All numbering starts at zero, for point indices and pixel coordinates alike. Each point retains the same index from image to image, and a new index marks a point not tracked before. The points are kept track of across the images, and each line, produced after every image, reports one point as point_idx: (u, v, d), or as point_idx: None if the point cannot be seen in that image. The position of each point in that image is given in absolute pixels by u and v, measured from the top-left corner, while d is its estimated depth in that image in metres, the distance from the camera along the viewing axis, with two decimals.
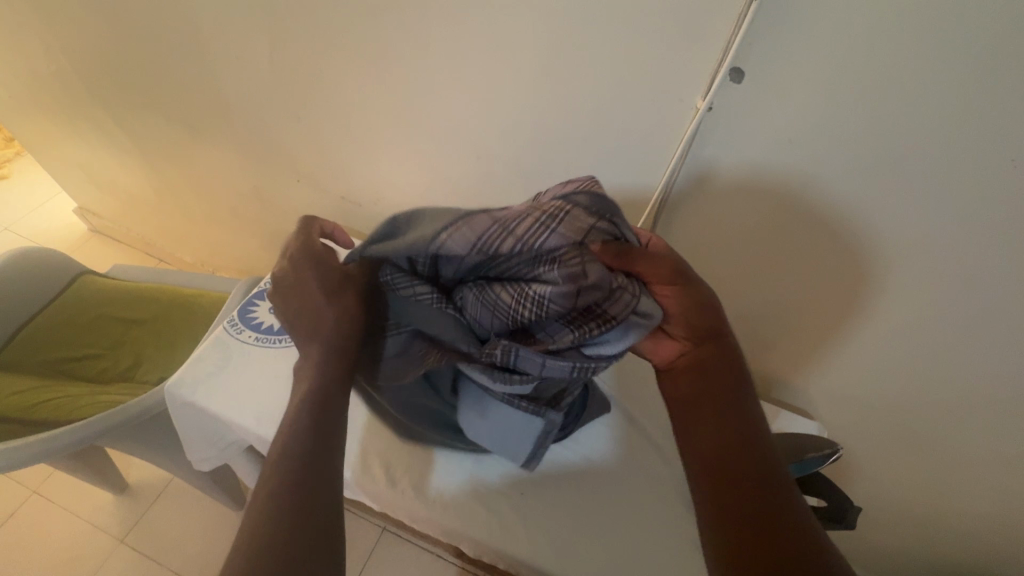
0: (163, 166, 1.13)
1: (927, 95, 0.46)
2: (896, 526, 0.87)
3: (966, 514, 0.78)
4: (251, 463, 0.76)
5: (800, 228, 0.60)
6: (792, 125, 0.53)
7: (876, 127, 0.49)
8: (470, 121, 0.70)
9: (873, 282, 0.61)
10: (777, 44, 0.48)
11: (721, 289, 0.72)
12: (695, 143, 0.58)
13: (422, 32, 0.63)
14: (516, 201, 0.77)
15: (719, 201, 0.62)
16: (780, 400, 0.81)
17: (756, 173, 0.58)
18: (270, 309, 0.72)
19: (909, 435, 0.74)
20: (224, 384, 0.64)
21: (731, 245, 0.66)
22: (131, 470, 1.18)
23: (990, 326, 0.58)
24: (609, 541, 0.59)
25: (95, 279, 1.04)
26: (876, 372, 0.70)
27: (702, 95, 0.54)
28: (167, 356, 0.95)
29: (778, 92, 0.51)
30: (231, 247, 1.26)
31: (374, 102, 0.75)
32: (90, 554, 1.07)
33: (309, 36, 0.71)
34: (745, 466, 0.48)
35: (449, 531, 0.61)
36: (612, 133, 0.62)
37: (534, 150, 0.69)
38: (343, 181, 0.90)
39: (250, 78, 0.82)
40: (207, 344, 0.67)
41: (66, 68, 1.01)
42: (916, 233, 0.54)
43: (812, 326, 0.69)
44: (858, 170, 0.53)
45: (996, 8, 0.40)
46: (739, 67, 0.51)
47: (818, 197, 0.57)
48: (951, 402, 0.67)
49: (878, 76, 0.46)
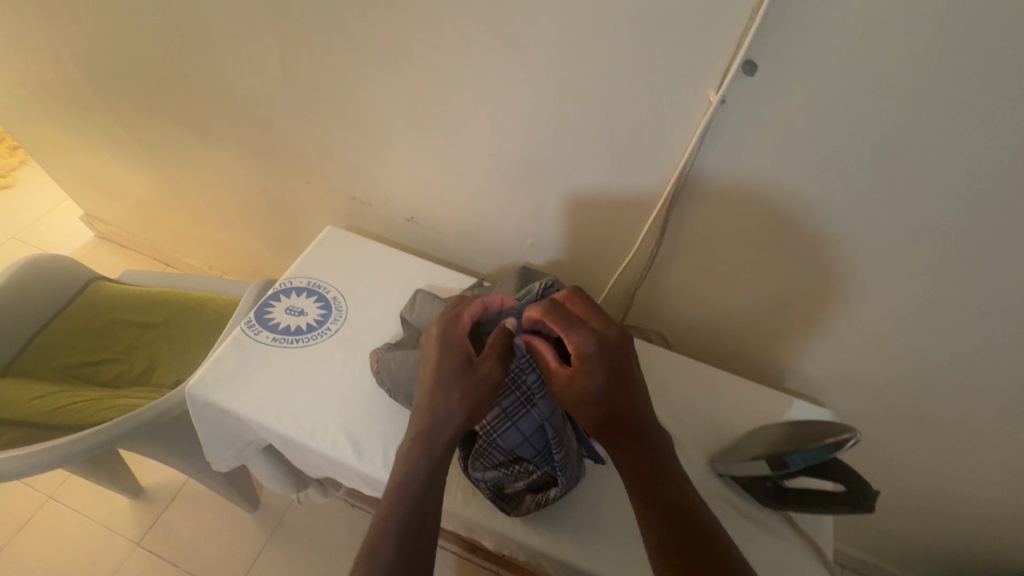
0: (171, 171, 1.14)
1: (937, 83, 0.46)
2: (907, 513, 0.88)
3: (974, 498, 0.79)
4: (268, 462, 0.77)
5: (807, 222, 0.61)
6: (804, 116, 0.53)
7: (889, 119, 0.50)
8: (480, 121, 0.71)
9: (886, 270, 0.61)
10: (785, 39, 0.48)
11: (732, 281, 0.72)
12: (705, 139, 0.59)
13: (434, 32, 0.64)
14: (525, 196, 0.77)
15: (729, 196, 0.63)
16: (789, 389, 0.81)
17: (768, 165, 0.58)
18: (286, 310, 0.73)
19: (919, 420, 0.74)
20: (243, 384, 0.64)
21: (743, 236, 0.66)
22: (145, 473, 1.19)
23: (996, 312, 0.58)
24: (625, 535, 0.59)
25: (106, 283, 1.05)
26: (886, 362, 0.70)
27: (714, 88, 0.54)
28: (181, 359, 0.96)
29: (789, 83, 0.51)
30: (239, 250, 1.27)
31: (384, 102, 0.75)
32: (107, 556, 1.08)
33: (320, 38, 0.71)
34: (672, 488, 0.49)
35: (470, 525, 0.61)
36: (623, 127, 0.62)
37: (543, 148, 0.70)
38: (352, 181, 0.91)
39: (260, 81, 0.82)
40: (226, 345, 0.68)
41: (76, 77, 1.02)
42: (926, 221, 0.55)
43: (823, 317, 0.70)
44: (875, 159, 0.53)
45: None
46: (751, 61, 0.51)
47: (831, 187, 0.57)
48: (959, 388, 0.67)
49: (888, 67, 0.47)
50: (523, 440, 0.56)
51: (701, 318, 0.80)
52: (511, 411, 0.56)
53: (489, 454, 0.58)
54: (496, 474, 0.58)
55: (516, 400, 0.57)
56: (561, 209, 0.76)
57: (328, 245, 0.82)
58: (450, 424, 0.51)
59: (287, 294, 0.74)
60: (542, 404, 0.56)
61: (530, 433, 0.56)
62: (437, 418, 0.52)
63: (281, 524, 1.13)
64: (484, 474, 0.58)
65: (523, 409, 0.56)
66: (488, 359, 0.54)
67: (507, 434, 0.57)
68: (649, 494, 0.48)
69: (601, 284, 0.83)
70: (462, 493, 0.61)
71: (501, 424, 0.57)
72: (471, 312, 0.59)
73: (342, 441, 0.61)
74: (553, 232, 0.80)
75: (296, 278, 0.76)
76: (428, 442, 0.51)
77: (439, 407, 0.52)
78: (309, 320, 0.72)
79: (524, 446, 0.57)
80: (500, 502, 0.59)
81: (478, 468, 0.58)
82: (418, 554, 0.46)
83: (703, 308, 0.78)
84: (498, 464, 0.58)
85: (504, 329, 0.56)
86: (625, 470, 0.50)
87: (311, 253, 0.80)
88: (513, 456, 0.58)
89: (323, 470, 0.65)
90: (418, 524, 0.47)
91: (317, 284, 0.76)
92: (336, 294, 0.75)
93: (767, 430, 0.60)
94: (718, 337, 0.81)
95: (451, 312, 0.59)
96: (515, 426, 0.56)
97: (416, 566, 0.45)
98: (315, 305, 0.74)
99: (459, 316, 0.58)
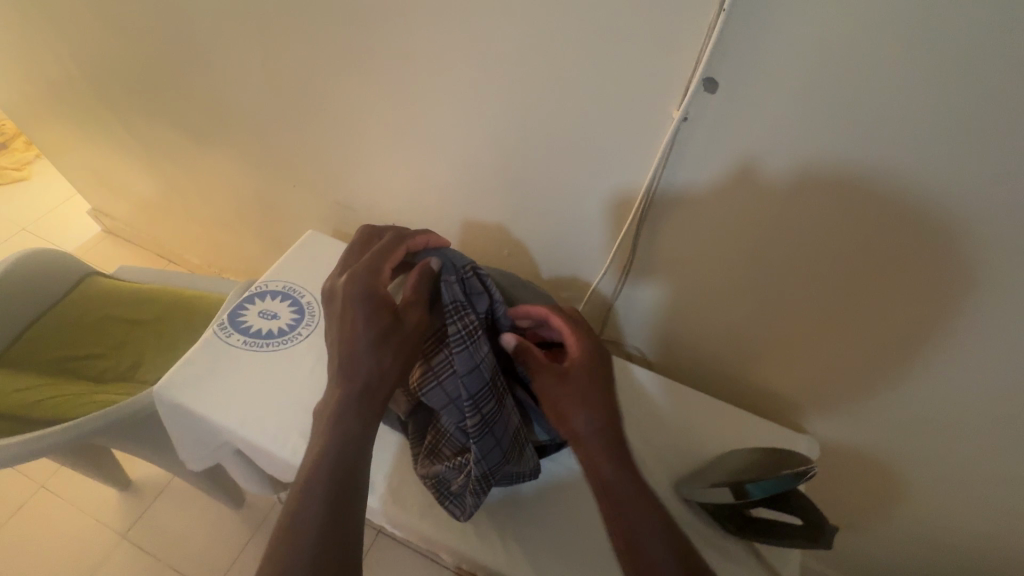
0: (169, 170, 1.15)
1: (900, 103, 0.45)
2: (897, 541, 0.84)
3: (965, 530, 0.76)
4: (241, 464, 0.77)
5: (781, 239, 0.59)
6: (768, 132, 0.51)
7: (853, 139, 0.48)
8: (456, 128, 0.70)
9: (863, 290, 0.59)
10: (746, 57, 0.48)
11: (710, 299, 0.70)
12: (672, 153, 0.58)
13: (409, 40, 0.64)
14: (504, 205, 0.77)
15: (701, 211, 0.62)
16: (772, 410, 0.79)
17: (737, 181, 0.57)
18: (259, 313, 0.73)
19: (903, 447, 0.71)
20: (211, 386, 0.65)
21: (719, 253, 0.65)
22: (134, 467, 1.20)
23: (979, 340, 0.56)
24: (584, 554, 0.58)
25: (100, 280, 1.07)
26: (868, 387, 0.67)
27: (677, 104, 0.54)
28: (166, 356, 0.97)
29: (752, 100, 0.50)
30: (235, 249, 1.29)
31: (364, 107, 0.75)
32: (93, 547, 1.10)
33: (301, 43, 0.72)
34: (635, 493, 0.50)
35: (428, 538, 0.60)
36: (595, 139, 0.62)
37: (519, 157, 0.69)
38: (337, 185, 0.91)
39: (247, 84, 0.83)
40: (196, 347, 0.68)
41: (77, 77, 1.04)
42: (900, 242, 0.53)
43: (802, 338, 0.67)
44: (844, 177, 0.51)
45: (962, 20, 0.39)
46: (712, 78, 0.50)
47: (804, 205, 0.55)
48: (944, 417, 0.65)
49: (849, 87, 0.46)
50: (449, 403, 0.55)
51: (682, 335, 0.78)
52: (439, 376, 0.56)
53: (443, 446, 0.59)
54: (442, 466, 0.57)
55: (442, 365, 0.56)
56: (539, 218, 0.75)
57: (308, 249, 0.82)
58: (372, 381, 0.52)
59: (262, 297, 0.74)
60: (458, 360, 0.54)
61: (456, 399, 0.55)
62: (357, 374, 0.52)
63: (263, 523, 1.14)
64: (432, 466, 0.58)
65: (448, 367, 0.55)
66: (408, 315, 0.55)
67: (445, 411, 0.56)
68: (617, 500, 0.50)
69: (582, 297, 0.82)
70: (420, 507, 0.60)
71: (439, 397, 0.55)
72: (391, 264, 0.59)
73: (302, 448, 0.61)
74: (532, 242, 0.79)
75: (272, 281, 0.76)
76: (351, 401, 0.51)
77: (360, 361, 0.52)
78: (281, 324, 0.72)
79: (449, 408, 0.56)
80: (446, 504, 0.58)
81: (429, 462, 0.59)
82: (340, 510, 0.46)
83: (683, 326, 0.76)
84: (448, 456, 0.58)
85: (424, 283, 0.58)
86: (597, 471, 0.51)
87: (290, 257, 0.80)
88: (460, 447, 0.58)
89: (286, 475, 0.64)
90: (344, 483, 0.47)
91: (292, 288, 0.76)
92: (310, 299, 0.75)
93: (730, 457, 0.58)
94: (699, 356, 0.79)
95: (369, 266, 0.58)
96: (445, 401, 0.56)
97: (343, 520, 0.46)
98: (289, 309, 0.74)
99: (378, 270, 0.58)
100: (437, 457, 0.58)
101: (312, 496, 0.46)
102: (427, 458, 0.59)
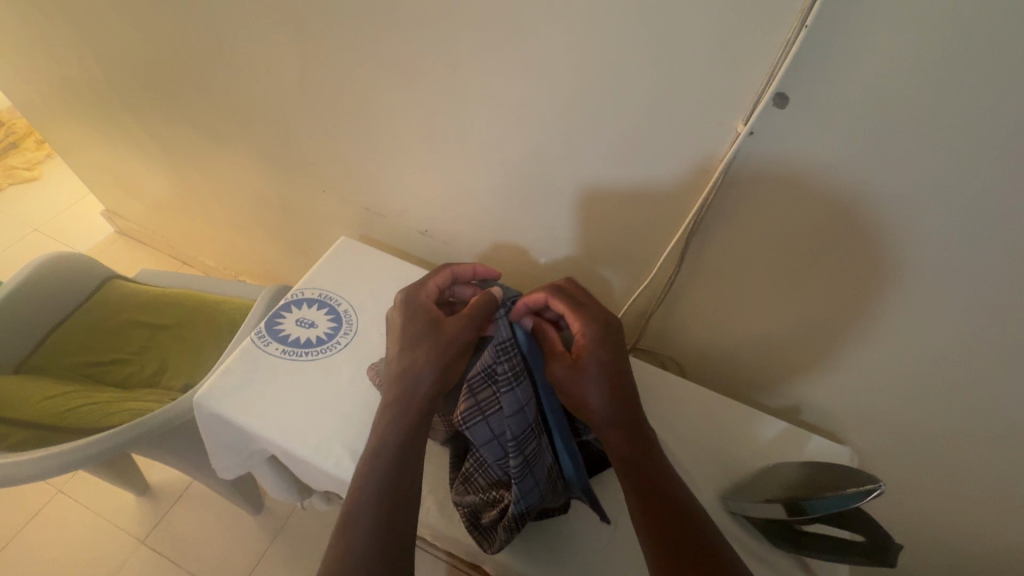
0: (189, 172, 1.14)
1: (980, 122, 0.43)
2: (928, 554, 0.84)
3: (1000, 545, 0.75)
4: (272, 472, 0.76)
5: (835, 256, 0.59)
6: (836, 149, 0.50)
7: (927, 157, 0.47)
8: (496, 137, 0.69)
9: (919, 308, 0.57)
10: (817, 74, 0.46)
11: (754, 310, 0.70)
12: (734, 167, 0.56)
13: (452, 46, 0.62)
14: (541, 213, 0.76)
15: (754, 223, 0.61)
16: (807, 422, 0.78)
17: (798, 194, 0.56)
18: (296, 322, 0.72)
19: (943, 463, 0.71)
20: (252, 395, 0.64)
21: (766, 265, 0.64)
22: (152, 472, 1.20)
23: None
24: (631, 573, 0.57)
25: (121, 283, 1.06)
26: (912, 402, 0.67)
27: (743, 119, 0.52)
28: (191, 363, 0.96)
29: (820, 118, 0.49)
30: (254, 252, 1.28)
31: (400, 114, 0.74)
32: (111, 553, 1.09)
33: (338, 48, 0.70)
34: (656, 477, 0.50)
35: (474, 552, 0.59)
36: (644, 151, 0.61)
37: (561, 167, 0.68)
38: (367, 191, 0.90)
39: (277, 88, 0.82)
40: (234, 355, 0.67)
41: (99, 77, 1.03)
42: (963, 260, 0.51)
43: (846, 352, 0.67)
44: (912, 202, 0.50)
45: None
46: (784, 93, 0.48)
47: (865, 222, 0.54)
48: (990, 433, 0.64)
49: (927, 105, 0.44)
50: (492, 438, 0.55)
51: (719, 345, 0.77)
52: (483, 410, 0.55)
53: (476, 476, 0.58)
54: (477, 498, 0.57)
55: (487, 398, 0.55)
56: (577, 227, 0.74)
57: (343, 256, 0.81)
58: (420, 389, 0.55)
59: (298, 305, 0.74)
60: (508, 398, 0.53)
61: (499, 435, 0.55)
62: (407, 384, 0.55)
63: (283, 530, 1.13)
64: (465, 498, 0.57)
65: (495, 404, 0.55)
66: (456, 333, 0.58)
67: (484, 445, 0.55)
68: (640, 484, 0.50)
69: (616, 306, 0.82)
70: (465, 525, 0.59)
71: (478, 431, 0.55)
72: (437, 282, 0.65)
73: (346, 460, 0.60)
74: (567, 250, 0.79)
75: (307, 289, 0.76)
76: (400, 408, 0.54)
77: (412, 371, 0.56)
78: (318, 333, 0.71)
79: (491, 445, 0.55)
80: (476, 536, 0.56)
81: (462, 491, 0.58)
82: (395, 511, 0.48)
83: (721, 337, 0.76)
84: (482, 488, 0.57)
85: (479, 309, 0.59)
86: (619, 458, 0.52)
87: (325, 264, 0.80)
88: (495, 482, 0.57)
89: (327, 486, 0.64)
90: (398, 484, 0.49)
91: (328, 296, 0.76)
92: (346, 307, 0.75)
93: (786, 469, 0.59)
94: (735, 366, 0.79)
95: (417, 280, 0.65)
96: (490, 436, 0.55)
97: (397, 522, 0.47)
98: (326, 318, 0.73)
99: (423, 283, 0.65)
100: (469, 487, 0.58)
101: (368, 498, 0.48)
102: (459, 488, 0.58)
